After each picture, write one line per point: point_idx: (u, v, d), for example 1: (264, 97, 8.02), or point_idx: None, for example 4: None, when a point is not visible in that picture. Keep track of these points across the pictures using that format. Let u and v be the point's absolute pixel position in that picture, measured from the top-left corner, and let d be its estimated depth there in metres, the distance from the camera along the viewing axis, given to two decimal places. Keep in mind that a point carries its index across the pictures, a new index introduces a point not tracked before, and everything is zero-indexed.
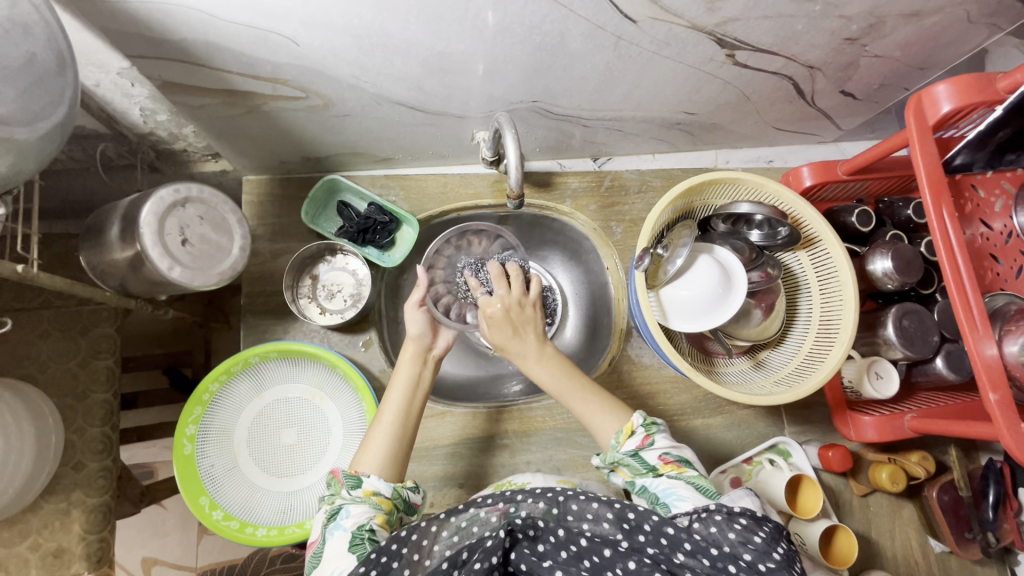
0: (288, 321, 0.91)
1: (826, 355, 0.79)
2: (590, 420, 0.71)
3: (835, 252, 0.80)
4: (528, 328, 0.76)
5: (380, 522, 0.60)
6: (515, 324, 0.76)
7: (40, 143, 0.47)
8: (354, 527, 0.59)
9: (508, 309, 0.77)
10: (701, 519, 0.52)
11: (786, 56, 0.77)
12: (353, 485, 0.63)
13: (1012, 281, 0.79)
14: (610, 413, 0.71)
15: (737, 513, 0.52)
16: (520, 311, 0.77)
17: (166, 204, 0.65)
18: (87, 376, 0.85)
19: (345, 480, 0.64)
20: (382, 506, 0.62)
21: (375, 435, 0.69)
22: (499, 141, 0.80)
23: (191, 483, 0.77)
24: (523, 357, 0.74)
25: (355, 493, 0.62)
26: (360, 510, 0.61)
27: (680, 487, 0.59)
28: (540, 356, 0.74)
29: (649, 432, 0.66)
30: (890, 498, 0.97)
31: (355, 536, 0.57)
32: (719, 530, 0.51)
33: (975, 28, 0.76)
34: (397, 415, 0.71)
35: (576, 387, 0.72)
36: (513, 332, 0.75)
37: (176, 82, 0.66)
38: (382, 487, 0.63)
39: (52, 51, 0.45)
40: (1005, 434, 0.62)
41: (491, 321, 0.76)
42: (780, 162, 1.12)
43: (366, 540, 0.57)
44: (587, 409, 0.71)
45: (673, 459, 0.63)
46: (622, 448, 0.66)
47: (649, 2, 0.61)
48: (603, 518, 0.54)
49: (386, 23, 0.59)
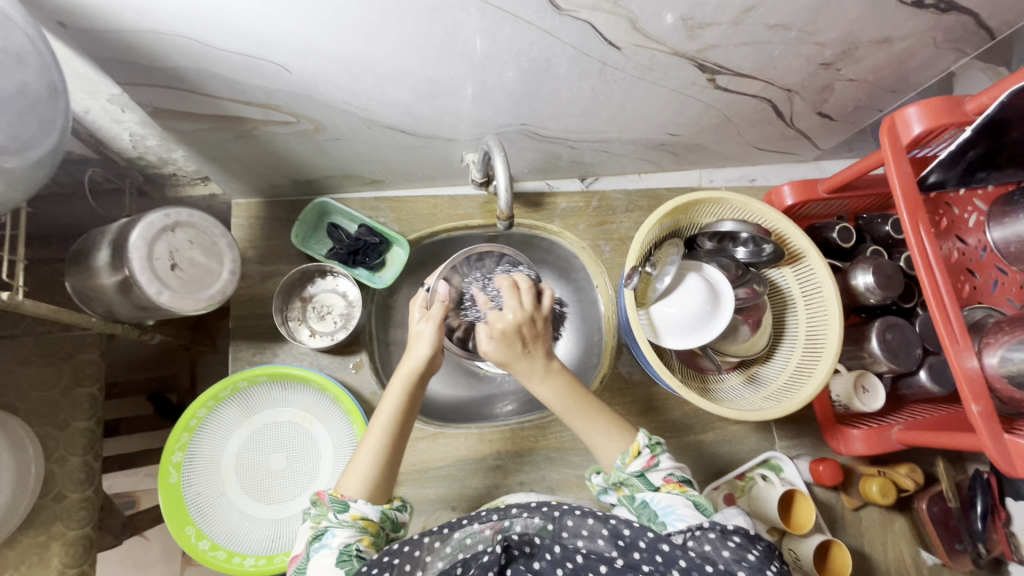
0: (278, 344, 0.90)
1: (813, 369, 0.81)
2: (590, 441, 0.71)
3: (818, 268, 0.82)
4: (538, 345, 0.73)
5: (366, 545, 0.60)
6: (525, 339, 0.72)
7: (30, 171, 0.46)
8: (339, 547, 0.58)
9: (521, 325, 0.72)
10: (695, 537, 0.52)
11: (765, 80, 0.79)
12: (340, 509, 0.61)
13: (989, 294, 0.82)
14: (614, 434, 0.70)
15: (730, 531, 0.52)
16: (531, 327, 0.73)
17: (156, 229, 0.65)
18: (70, 404, 0.83)
19: (331, 503, 0.62)
20: (368, 530, 0.62)
21: (360, 454, 0.67)
22: (488, 163, 0.80)
23: (178, 512, 0.76)
24: (529, 375, 0.72)
25: (342, 516, 0.61)
26: (347, 532, 0.60)
27: (680, 504, 0.60)
28: (545, 375, 0.72)
29: (655, 452, 0.67)
30: (881, 510, 0.98)
31: (342, 553, 0.57)
32: (713, 548, 0.51)
33: (942, 53, 0.80)
34: (387, 428, 0.68)
35: (584, 410, 0.71)
36: (523, 348, 0.72)
37: (167, 108, 0.66)
38: (369, 512, 0.62)
39: (45, 81, 0.45)
40: (989, 445, 0.63)
41: (497, 338, 0.72)
42: (762, 181, 1.15)
43: (354, 558, 0.57)
44: (591, 428, 0.71)
45: (676, 479, 0.64)
46: (629, 467, 0.66)
47: (633, 31, 0.63)
48: (598, 535, 0.54)
49: (377, 51, 0.60)
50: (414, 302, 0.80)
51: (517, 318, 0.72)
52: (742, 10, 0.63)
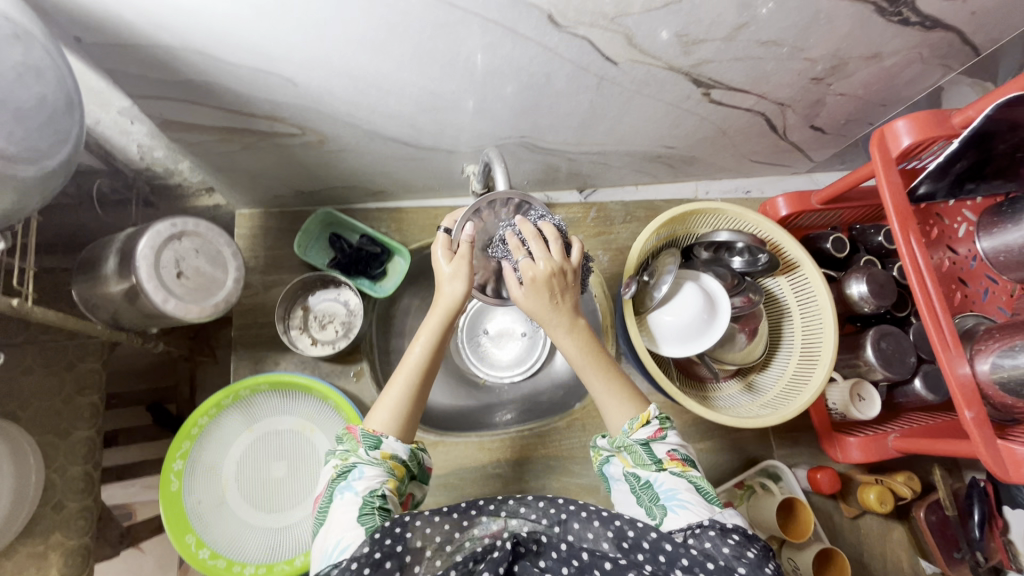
0: (280, 353, 0.91)
1: (809, 377, 0.82)
2: (602, 402, 0.71)
3: (812, 278, 0.83)
4: (567, 299, 0.70)
5: (391, 488, 0.60)
6: (554, 291, 0.68)
7: (43, 180, 0.48)
8: (365, 492, 0.57)
9: (553, 276, 0.68)
10: (696, 535, 0.55)
11: (758, 94, 0.82)
12: (372, 445, 0.62)
13: (980, 302, 0.83)
14: (625, 399, 0.70)
15: (730, 529, 0.55)
16: (563, 279, 0.69)
17: (163, 238, 0.65)
18: (71, 413, 0.84)
19: (363, 438, 0.63)
20: (395, 471, 0.62)
21: (390, 391, 0.67)
22: (488, 174, 0.82)
23: (178, 520, 0.76)
24: (553, 327, 0.70)
25: (373, 453, 0.61)
26: (374, 472, 0.60)
27: (684, 490, 0.60)
28: (569, 329, 0.70)
29: (663, 425, 0.66)
30: (879, 519, 0.99)
31: (365, 502, 0.56)
32: (714, 545, 0.53)
33: (929, 69, 0.82)
34: (417, 367, 0.68)
35: (600, 370, 0.71)
36: (551, 300, 0.68)
37: (176, 120, 0.68)
38: (399, 449, 0.63)
39: (61, 93, 0.46)
40: (983, 451, 0.64)
41: (528, 287, 0.68)
42: (757, 193, 1.17)
43: (375, 510, 0.56)
44: (605, 390, 0.70)
45: (680, 456, 0.64)
46: (634, 434, 0.66)
47: (629, 47, 0.65)
48: (603, 536, 0.55)
49: (381, 65, 0.62)
50: (437, 244, 0.70)
51: (550, 268, 0.68)
52: (734, 28, 0.65)
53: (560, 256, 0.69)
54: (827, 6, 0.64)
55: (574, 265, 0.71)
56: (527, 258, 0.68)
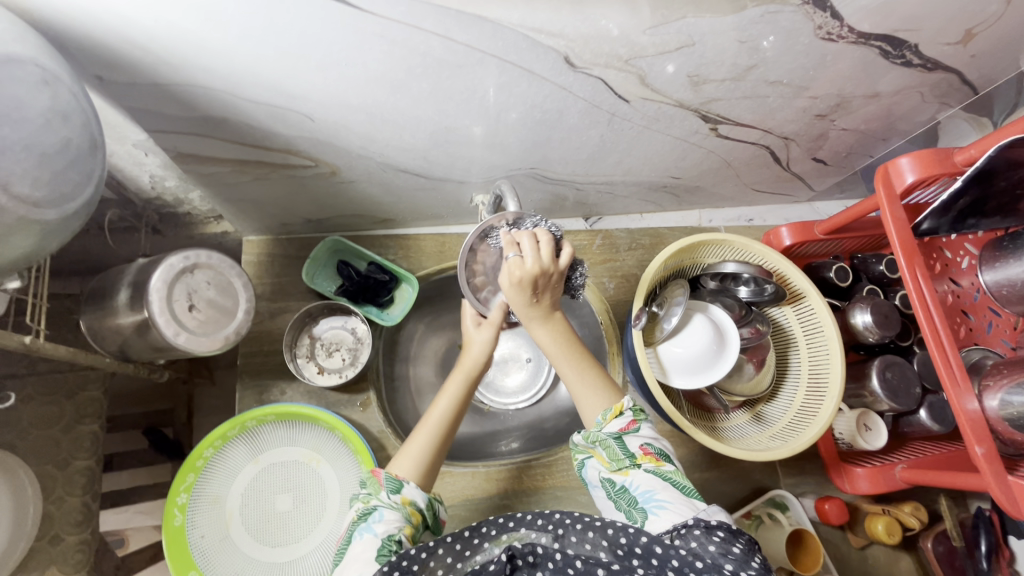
0: (287, 381, 0.90)
1: (817, 409, 0.82)
2: (574, 389, 0.70)
3: (819, 308, 0.84)
4: (547, 295, 0.68)
5: (407, 536, 0.59)
6: (536, 287, 0.65)
7: (64, 221, 0.48)
8: (383, 534, 0.57)
9: (539, 276, 0.64)
10: (682, 536, 0.53)
11: (764, 129, 0.83)
12: (393, 489, 0.63)
13: (984, 335, 0.85)
14: (599, 391, 0.70)
15: (714, 527, 0.53)
16: (548, 278, 0.65)
17: (176, 271, 0.65)
18: (71, 443, 0.82)
19: (386, 482, 0.63)
20: (412, 519, 0.61)
21: (413, 441, 0.68)
22: (499, 205, 0.79)
23: (181, 557, 0.74)
24: (530, 319, 0.69)
25: (392, 498, 0.62)
26: (392, 517, 0.59)
27: (660, 489, 0.60)
28: (545, 321, 0.70)
29: (636, 417, 0.67)
30: (886, 549, 0.98)
31: (383, 547, 0.56)
32: (699, 544, 0.52)
33: (929, 106, 0.84)
34: (442, 420, 0.70)
35: (575, 362, 0.70)
36: (531, 296, 0.66)
37: (190, 152, 0.68)
38: (418, 497, 0.63)
39: (85, 135, 0.46)
40: (994, 486, 0.64)
41: (513, 284, 0.65)
42: (759, 221, 1.19)
43: (393, 554, 0.55)
44: (579, 378, 0.70)
45: (653, 451, 0.64)
46: (607, 427, 0.66)
47: (642, 86, 0.66)
48: (598, 545, 0.53)
49: (398, 101, 0.63)
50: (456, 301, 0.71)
51: (536, 269, 0.63)
52: (744, 69, 0.66)
53: (549, 258, 0.65)
54: (835, 49, 0.66)
55: (562, 267, 0.66)
56: (516, 254, 0.64)
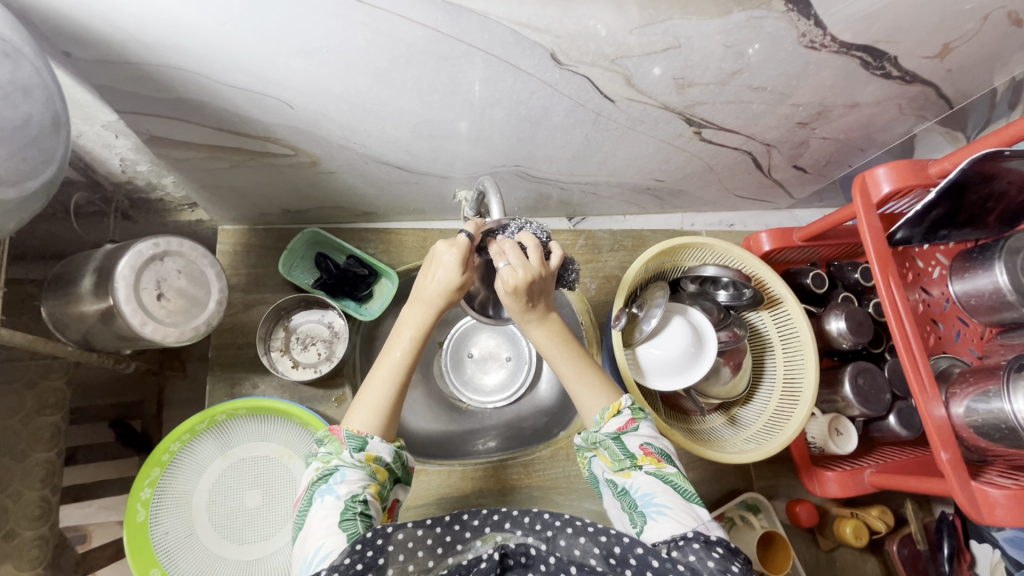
0: (261, 375, 0.88)
1: (791, 414, 0.84)
2: (574, 390, 0.69)
3: (795, 313, 0.85)
4: (542, 299, 0.66)
5: (373, 494, 0.59)
6: (532, 294, 0.63)
7: (23, 202, 0.46)
8: (346, 496, 0.56)
9: (532, 283, 0.62)
10: (681, 548, 0.53)
11: (746, 135, 0.84)
12: (357, 447, 0.60)
13: (953, 343, 0.87)
14: (598, 389, 0.69)
15: (714, 542, 0.53)
16: (541, 283, 0.64)
17: (144, 258, 0.63)
18: (29, 435, 0.79)
19: (347, 440, 0.60)
20: (376, 477, 0.60)
21: (368, 389, 0.64)
22: (482, 201, 0.75)
23: (143, 554, 0.72)
24: (527, 322, 0.68)
25: (356, 456, 0.59)
26: (355, 477, 0.58)
27: (660, 492, 0.60)
28: (541, 322, 0.68)
29: (635, 416, 0.67)
30: (854, 552, 1.00)
31: (347, 510, 0.55)
32: (698, 558, 0.52)
33: (906, 118, 0.86)
34: (402, 366, 0.65)
35: (575, 361, 0.70)
36: (528, 304, 0.64)
37: (163, 136, 0.66)
38: (384, 453, 0.61)
39: (49, 112, 0.45)
40: (958, 492, 0.66)
41: (507, 294, 0.62)
42: (740, 226, 1.20)
43: (357, 518, 0.55)
44: (579, 380, 0.69)
45: (654, 451, 0.64)
46: (605, 427, 0.66)
47: (627, 86, 0.66)
48: (590, 552, 0.52)
49: (380, 92, 0.61)
50: (453, 250, 0.63)
51: (529, 276, 0.61)
52: (728, 73, 0.67)
53: (538, 262, 0.63)
54: (817, 58, 0.66)
55: (551, 269, 0.65)
56: (506, 264, 0.62)
